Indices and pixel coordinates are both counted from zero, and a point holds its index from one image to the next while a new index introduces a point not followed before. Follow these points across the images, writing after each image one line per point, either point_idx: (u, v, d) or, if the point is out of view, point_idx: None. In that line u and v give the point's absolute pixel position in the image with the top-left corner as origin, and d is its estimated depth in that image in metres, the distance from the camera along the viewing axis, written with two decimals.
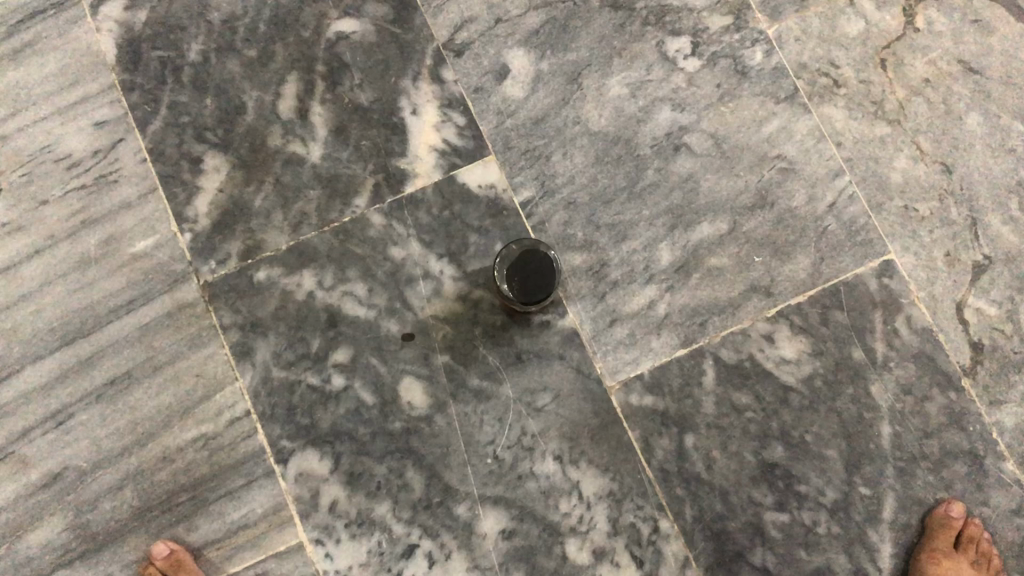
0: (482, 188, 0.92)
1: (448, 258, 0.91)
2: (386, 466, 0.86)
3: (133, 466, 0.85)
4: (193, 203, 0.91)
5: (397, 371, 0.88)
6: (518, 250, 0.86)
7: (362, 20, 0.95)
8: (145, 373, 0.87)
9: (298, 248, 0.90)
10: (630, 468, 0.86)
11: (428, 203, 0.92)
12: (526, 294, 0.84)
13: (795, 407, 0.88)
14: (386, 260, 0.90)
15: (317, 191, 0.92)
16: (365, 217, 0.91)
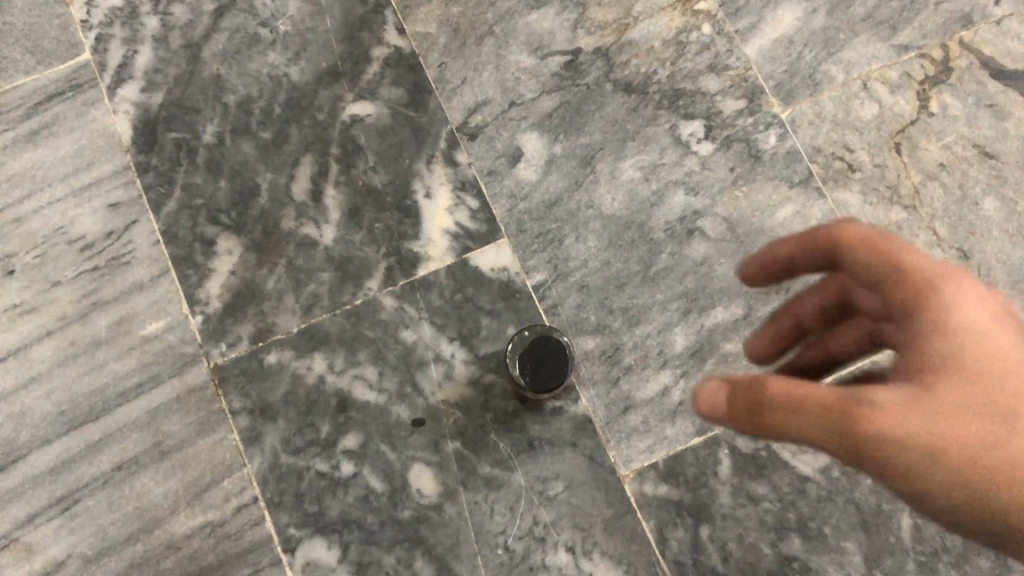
0: (495, 271, 0.92)
1: (460, 342, 0.90)
2: (395, 555, 0.85)
3: (138, 554, 0.84)
4: (205, 285, 0.91)
5: (408, 457, 0.87)
6: (531, 336, 0.86)
7: (377, 103, 0.96)
8: (153, 458, 0.86)
9: (309, 331, 0.90)
10: (644, 560, 0.85)
11: (441, 287, 0.91)
12: (539, 381, 0.83)
13: (813, 498, 0.86)
14: (398, 343, 0.90)
15: (329, 273, 0.91)
16: (377, 300, 0.91)
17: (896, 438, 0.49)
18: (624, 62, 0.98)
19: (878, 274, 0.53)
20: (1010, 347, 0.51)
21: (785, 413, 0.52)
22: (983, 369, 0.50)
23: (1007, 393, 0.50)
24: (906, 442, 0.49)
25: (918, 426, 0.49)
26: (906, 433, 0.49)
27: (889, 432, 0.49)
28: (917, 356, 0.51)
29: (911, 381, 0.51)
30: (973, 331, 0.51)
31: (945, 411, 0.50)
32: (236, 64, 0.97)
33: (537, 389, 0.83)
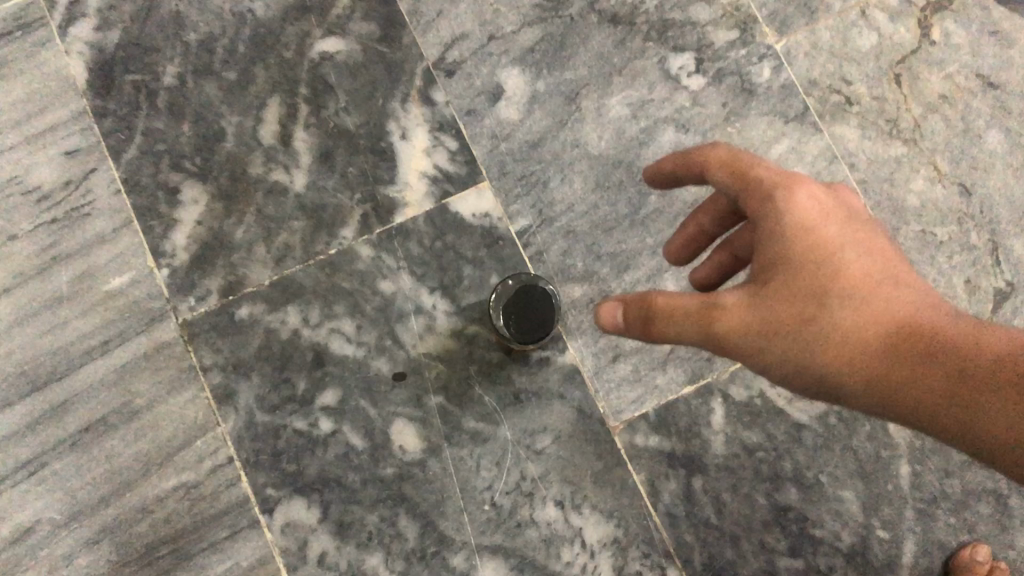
0: (476, 217, 0.87)
1: (441, 292, 0.86)
2: (378, 514, 0.81)
3: (110, 518, 0.81)
4: (170, 237, 0.86)
5: (389, 413, 0.83)
6: (514, 285, 0.81)
7: (347, 39, 0.90)
8: (122, 418, 0.82)
9: (282, 283, 0.85)
10: (636, 513, 0.82)
11: (420, 234, 0.87)
12: (524, 333, 0.80)
13: (809, 446, 0.83)
14: (376, 294, 0.86)
15: (301, 221, 0.87)
16: (353, 249, 0.86)
17: (747, 327, 0.57)
18: None
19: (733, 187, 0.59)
20: (841, 236, 0.58)
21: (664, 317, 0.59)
22: (818, 262, 0.57)
23: (838, 277, 0.56)
24: (754, 330, 0.57)
25: (763, 316, 0.57)
26: (752, 323, 0.57)
27: (740, 324, 0.57)
28: (765, 254, 0.58)
29: (760, 278, 0.58)
30: (810, 227, 0.57)
31: (785, 301, 0.56)
32: None
33: (523, 341, 0.79)
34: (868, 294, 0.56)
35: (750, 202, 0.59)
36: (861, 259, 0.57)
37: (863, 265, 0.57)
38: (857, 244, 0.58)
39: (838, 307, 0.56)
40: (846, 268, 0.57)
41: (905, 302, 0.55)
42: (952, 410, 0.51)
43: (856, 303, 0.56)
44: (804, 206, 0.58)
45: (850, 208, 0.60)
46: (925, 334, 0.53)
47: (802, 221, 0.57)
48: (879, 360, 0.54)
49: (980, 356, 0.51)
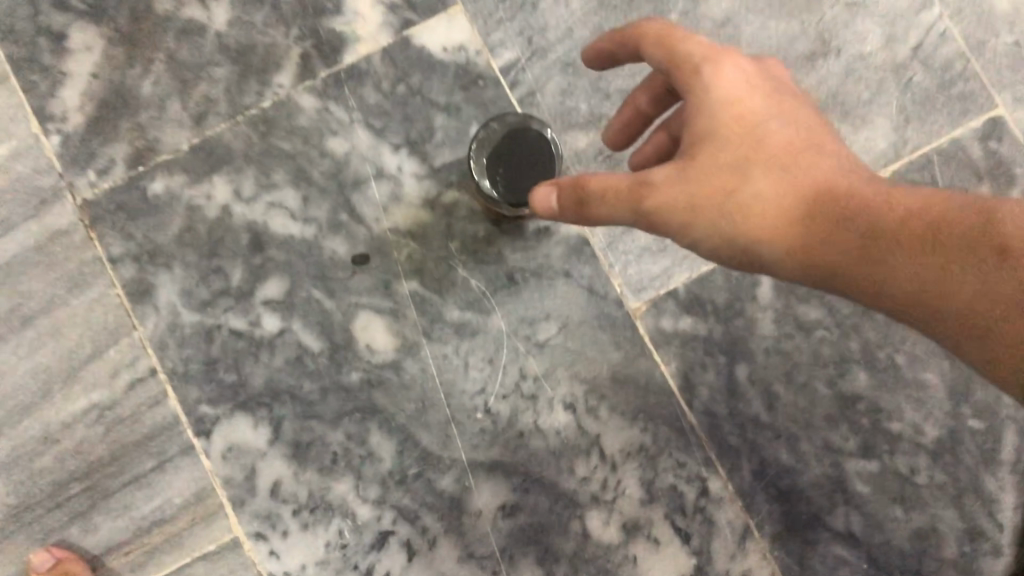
0: (447, 51, 0.69)
1: (408, 150, 0.68)
2: (343, 431, 0.64)
3: (5, 452, 0.64)
4: (58, 95, 0.67)
5: (350, 305, 0.66)
6: (499, 129, 0.62)
7: None
8: (11, 327, 0.65)
9: (205, 148, 0.67)
10: (667, 414, 0.65)
11: (377, 77, 0.68)
12: (516, 193, 0.61)
13: (881, 321, 0.66)
14: (325, 156, 0.67)
15: (225, 68, 0.68)
16: (293, 101, 0.68)
17: (677, 206, 0.47)
18: None
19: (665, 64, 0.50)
20: (767, 106, 0.49)
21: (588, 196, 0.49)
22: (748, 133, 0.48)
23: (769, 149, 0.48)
24: (685, 209, 0.47)
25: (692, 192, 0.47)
26: (682, 200, 0.47)
27: (674, 202, 0.47)
28: (695, 132, 0.48)
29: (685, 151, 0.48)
30: (742, 100, 0.48)
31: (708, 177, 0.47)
32: None
33: (516, 203, 0.61)
34: (802, 162, 0.47)
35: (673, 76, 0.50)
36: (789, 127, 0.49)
37: (793, 134, 0.48)
38: (785, 115, 0.49)
39: (767, 180, 0.47)
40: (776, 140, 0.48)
41: (838, 168, 0.47)
42: (882, 274, 0.44)
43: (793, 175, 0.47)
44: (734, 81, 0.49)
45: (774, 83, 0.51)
46: (866, 202, 0.45)
47: (733, 97, 0.48)
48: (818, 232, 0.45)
49: (911, 212, 0.44)
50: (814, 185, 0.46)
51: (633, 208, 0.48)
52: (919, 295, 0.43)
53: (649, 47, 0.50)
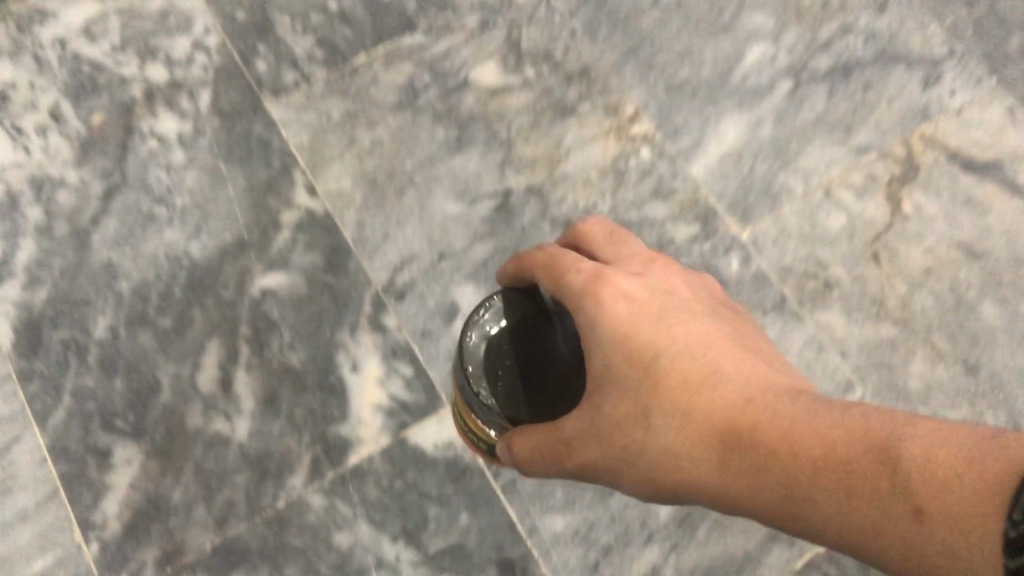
0: (438, 447, 0.80)
1: (405, 539, 0.77)
2: None
3: None
4: (101, 506, 0.77)
5: None
6: (509, 305, 0.68)
7: (290, 272, 0.85)
8: None
9: (225, 548, 0.76)
10: None
11: (377, 474, 0.79)
12: (517, 393, 0.66)
13: None
14: (332, 549, 0.77)
15: (245, 474, 0.78)
16: (303, 499, 0.78)
17: (586, 458, 0.58)
18: (559, 199, 0.88)
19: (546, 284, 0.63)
20: (663, 323, 0.58)
21: (511, 452, 0.63)
22: (646, 365, 0.57)
23: (673, 375, 0.56)
24: (590, 450, 0.58)
25: (598, 428, 0.58)
26: (592, 443, 0.58)
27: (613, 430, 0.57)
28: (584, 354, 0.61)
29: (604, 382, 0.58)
30: (637, 320, 0.59)
31: (631, 403, 0.57)
32: (129, 247, 0.86)
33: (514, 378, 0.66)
34: (706, 387, 0.54)
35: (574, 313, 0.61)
36: (691, 347, 0.57)
37: (707, 354, 0.56)
38: (693, 346, 0.57)
39: (674, 406, 0.55)
40: (680, 367, 0.56)
41: (756, 386, 0.53)
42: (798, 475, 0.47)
43: (707, 398, 0.54)
44: (623, 302, 0.59)
45: (708, 321, 0.60)
46: (758, 422, 0.51)
47: (615, 316, 0.59)
48: (713, 471, 0.52)
49: (832, 430, 0.47)
50: (723, 400, 0.53)
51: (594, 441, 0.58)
52: (823, 490, 0.46)
53: (529, 261, 0.66)
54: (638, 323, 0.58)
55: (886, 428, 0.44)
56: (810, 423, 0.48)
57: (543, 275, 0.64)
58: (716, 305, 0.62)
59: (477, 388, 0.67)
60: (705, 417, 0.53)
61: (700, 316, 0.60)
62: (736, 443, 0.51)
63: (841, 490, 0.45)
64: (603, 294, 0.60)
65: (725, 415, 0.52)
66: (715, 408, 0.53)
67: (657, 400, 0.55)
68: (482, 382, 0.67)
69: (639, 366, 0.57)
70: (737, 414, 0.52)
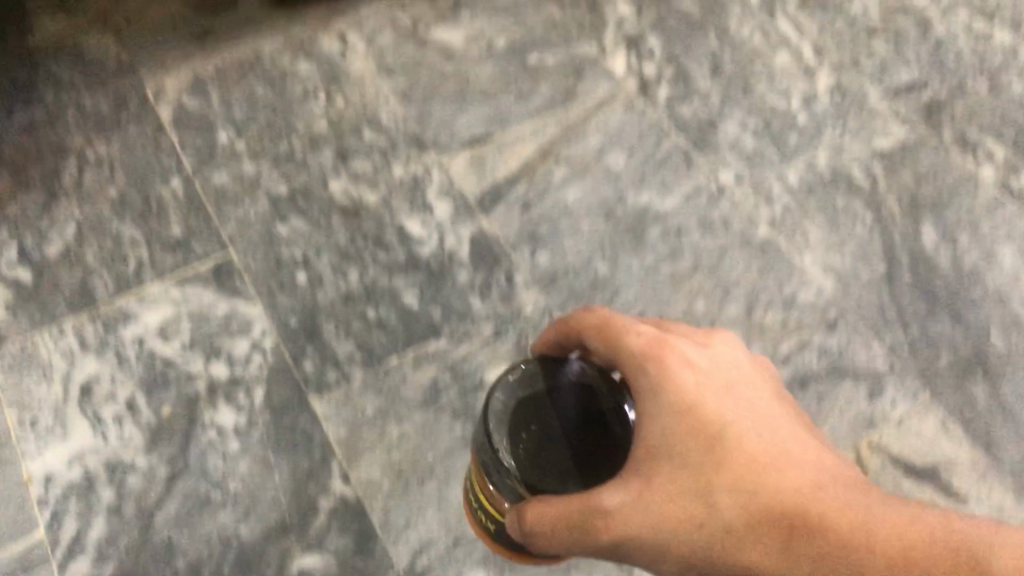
0: None
1: None
2: None
3: None
4: None
5: None
6: (543, 374, 0.80)
7: (325, 554, 1.00)
8: None
9: None
10: None
11: None
12: (534, 453, 0.76)
13: None
14: None
15: None
16: None
17: (645, 529, 0.71)
18: None
19: (602, 346, 0.79)
20: (724, 397, 0.76)
21: (524, 521, 0.74)
22: (720, 441, 0.73)
23: (750, 458, 0.72)
24: (652, 514, 0.72)
25: (658, 492, 0.72)
26: (654, 508, 0.72)
27: (683, 490, 0.72)
28: (637, 421, 0.76)
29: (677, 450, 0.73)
30: (706, 398, 0.75)
31: (708, 471, 0.72)
32: (186, 527, 1.00)
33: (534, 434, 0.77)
34: (775, 471, 0.72)
35: (641, 380, 0.77)
36: (761, 434, 0.74)
37: (772, 446, 0.73)
38: (759, 434, 0.74)
39: (746, 482, 0.71)
40: (754, 450, 0.73)
41: (819, 476, 0.71)
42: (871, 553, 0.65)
43: (770, 479, 0.72)
44: (690, 380, 0.76)
45: (760, 406, 0.77)
46: (818, 505, 0.69)
47: (688, 398, 0.75)
48: (773, 547, 0.69)
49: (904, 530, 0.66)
50: (795, 487, 0.70)
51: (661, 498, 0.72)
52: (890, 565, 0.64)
53: (582, 323, 0.81)
54: (707, 406, 0.75)
55: (958, 540, 0.64)
56: (877, 518, 0.67)
57: (598, 340, 0.80)
58: (767, 386, 0.80)
59: (499, 444, 0.76)
60: (778, 493, 0.70)
61: (760, 395, 0.78)
62: (805, 519, 0.69)
63: (899, 571, 0.64)
64: (672, 369, 0.76)
65: (792, 497, 0.70)
66: (786, 489, 0.70)
67: (732, 474, 0.72)
68: (501, 433, 0.77)
69: (718, 440, 0.73)
70: (799, 504, 0.70)
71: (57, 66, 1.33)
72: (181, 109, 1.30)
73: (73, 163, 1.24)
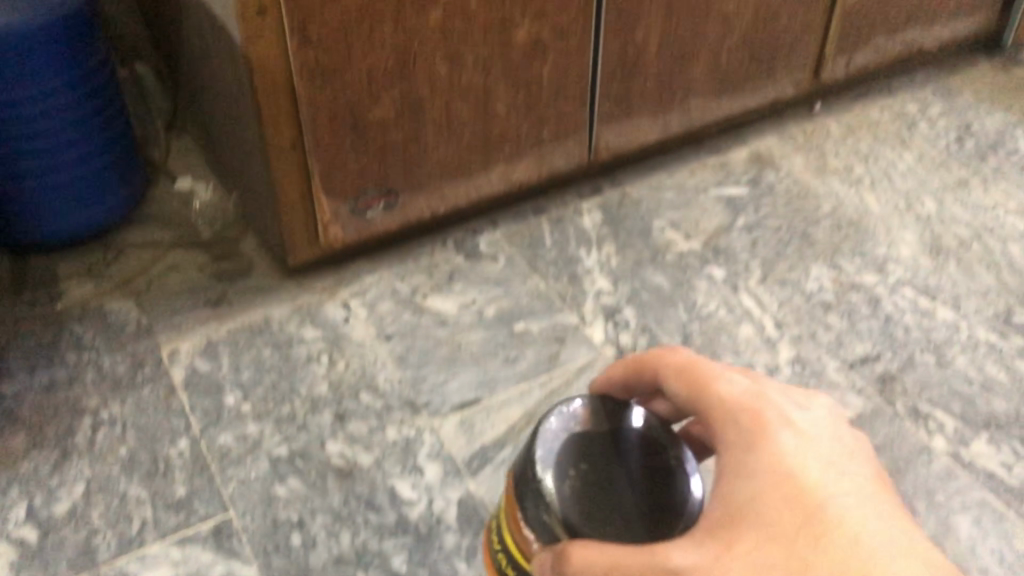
0: None
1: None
2: None
3: None
4: None
5: None
6: (606, 422, 0.84)
7: None
8: None
9: None
10: None
11: None
12: (589, 498, 0.78)
13: None
14: None
15: None
16: None
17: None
18: None
19: (681, 387, 0.81)
20: (818, 460, 0.73)
21: (568, 562, 0.74)
22: (805, 503, 0.71)
23: (838, 524, 0.69)
24: (731, 572, 0.69)
25: (737, 554, 0.70)
26: (733, 569, 0.70)
27: (755, 549, 0.70)
28: (723, 475, 0.75)
29: (751, 505, 0.72)
30: (804, 460, 0.73)
31: (787, 527, 0.70)
32: None
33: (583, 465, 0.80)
34: (864, 541, 0.67)
35: (722, 434, 0.77)
36: (853, 501, 0.70)
37: (868, 513, 0.69)
38: (853, 500, 0.70)
39: (830, 545, 0.68)
40: (842, 516, 0.69)
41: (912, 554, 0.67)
42: None
43: (858, 545, 0.67)
44: (777, 441, 0.74)
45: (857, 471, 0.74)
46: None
47: (778, 460, 0.73)
48: None
49: None
50: (880, 561, 0.66)
51: (733, 551, 0.70)
52: None
53: (660, 363, 0.84)
54: (793, 468, 0.73)
55: None
56: None
57: (681, 381, 0.81)
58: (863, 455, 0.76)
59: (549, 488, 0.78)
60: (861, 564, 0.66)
61: (857, 463, 0.74)
62: None
63: None
64: (762, 430, 0.75)
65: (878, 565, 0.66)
66: (871, 559, 0.66)
67: (812, 536, 0.69)
68: (548, 472, 0.79)
69: (802, 498, 0.71)
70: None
71: (82, 330, 1.46)
72: (193, 370, 1.40)
73: (88, 422, 1.33)
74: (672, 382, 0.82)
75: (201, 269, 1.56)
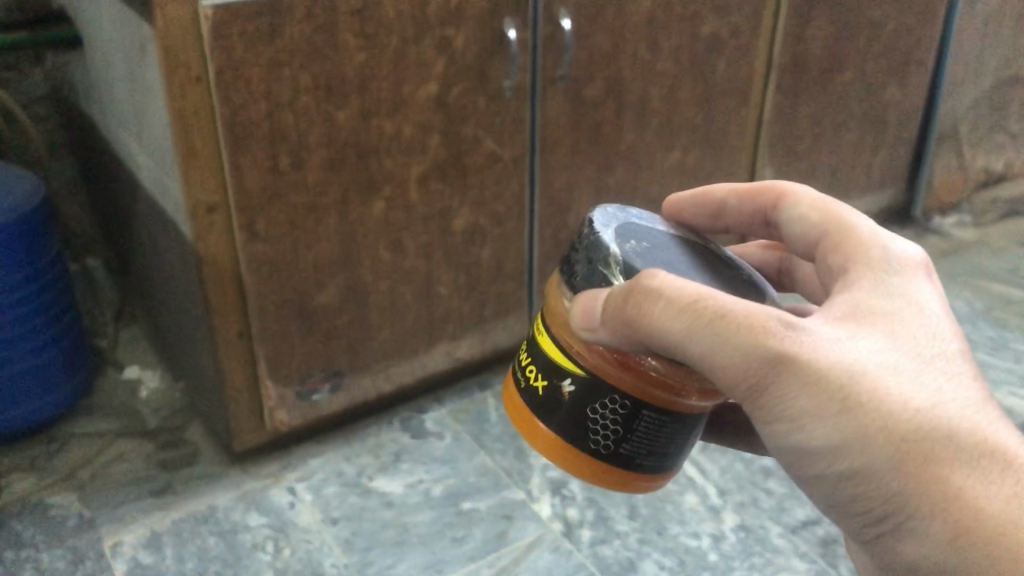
0: None
1: None
2: None
3: None
4: None
5: None
6: (696, 242, 0.84)
7: None
8: None
9: None
10: None
11: None
12: (647, 259, 0.76)
13: None
14: None
15: None
16: None
17: (833, 359, 0.65)
18: None
19: (816, 216, 0.82)
20: (934, 297, 0.73)
21: (659, 299, 0.67)
22: (921, 320, 0.70)
23: (946, 357, 0.69)
24: (850, 354, 0.66)
25: (854, 339, 0.67)
26: (852, 353, 0.66)
27: (869, 340, 0.67)
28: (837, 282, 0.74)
29: (864, 305, 0.70)
30: (931, 304, 0.72)
31: (903, 334, 0.69)
32: None
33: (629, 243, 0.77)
34: (966, 385, 0.68)
35: (835, 248, 0.78)
36: (962, 350, 0.70)
37: (968, 363, 0.70)
38: (959, 346, 0.70)
39: (935, 369, 0.67)
40: (953, 352, 0.69)
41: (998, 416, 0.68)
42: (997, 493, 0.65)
43: (962, 386, 0.68)
44: (900, 261, 0.74)
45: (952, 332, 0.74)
46: (1001, 430, 0.66)
47: (913, 294, 0.72)
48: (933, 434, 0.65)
49: None
50: (976, 404, 0.67)
51: (844, 335, 0.67)
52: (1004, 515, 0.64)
53: (798, 197, 0.85)
54: (916, 293, 0.72)
55: None
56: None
57: (812, 208, 0.83)
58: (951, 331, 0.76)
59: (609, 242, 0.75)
60: (962, 400, 0.67)
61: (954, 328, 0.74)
62: (969, 430, 0.65)
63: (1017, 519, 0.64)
64: (902, 267, 0.74)
65: (975, 411, 0.66)
66: (969, 398, 0.67)
67: (925, 357, 0.68)
68: (610, 233, 0.77)
69: (918, 317, 0.70)
70: (983, 422, 0.66)
71: (20, 525, 1.43)
72: (135, 563, 1.37)
73: None
74: (787, 214, 0.85)
75: (146, 459, 1.56)
